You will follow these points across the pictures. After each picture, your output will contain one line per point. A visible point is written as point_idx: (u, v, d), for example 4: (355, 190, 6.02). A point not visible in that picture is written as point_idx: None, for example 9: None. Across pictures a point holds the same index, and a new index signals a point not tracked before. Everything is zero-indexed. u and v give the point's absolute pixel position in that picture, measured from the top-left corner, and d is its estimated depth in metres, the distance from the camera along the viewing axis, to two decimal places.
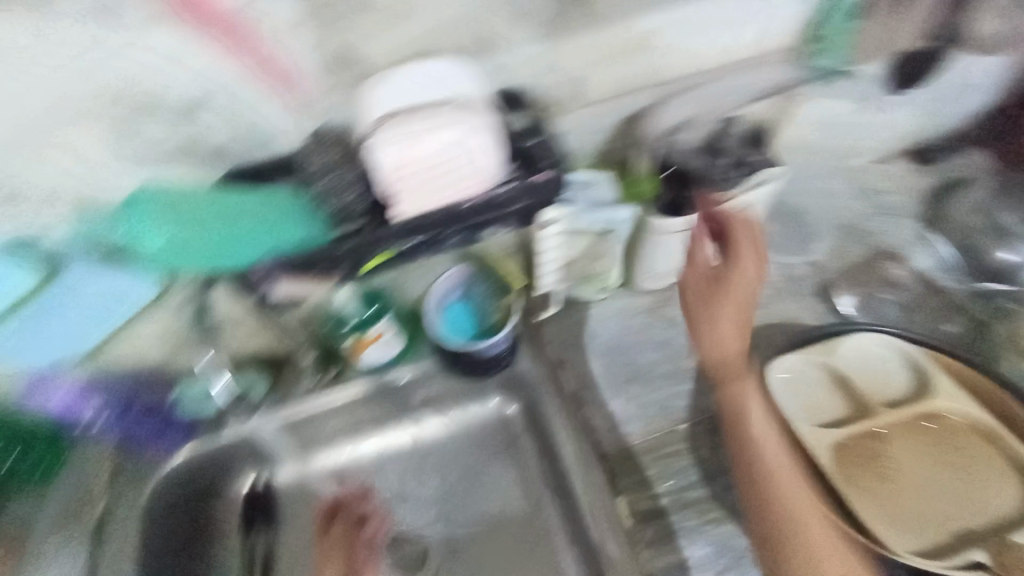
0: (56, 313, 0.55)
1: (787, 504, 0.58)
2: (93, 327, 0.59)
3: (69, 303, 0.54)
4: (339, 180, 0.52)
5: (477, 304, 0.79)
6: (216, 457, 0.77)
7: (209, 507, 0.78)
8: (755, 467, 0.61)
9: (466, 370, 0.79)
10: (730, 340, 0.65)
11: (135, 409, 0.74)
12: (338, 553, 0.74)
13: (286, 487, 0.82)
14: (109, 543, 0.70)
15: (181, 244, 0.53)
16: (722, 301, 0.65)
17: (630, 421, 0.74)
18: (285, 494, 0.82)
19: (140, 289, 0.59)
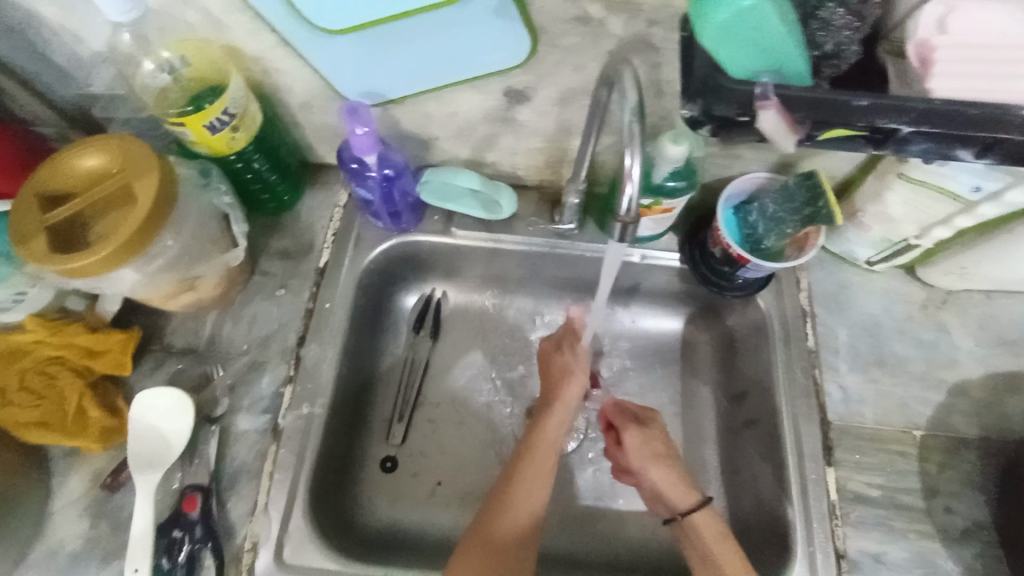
0: (426, 35, 0.53)
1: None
2: (436, 68, 0.57)
3: (442, 30, 0.53)
4: (840, 14, 0.39)
5: (754, 222, 0.70)
6: (427, 252, 0.78)
7: (390, 293, 0.81)
8: (701, 562, 0.60)
9: (710, 281, 0.75)
10: (673, 493, 0.65)
11: (396, 183, 0.69)
12: (575, 380, 0.73)
13: (457, 305, 0.85)
14: (329, 289, 0.71)
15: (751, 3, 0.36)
16: (666, 467, 0.66)
17: (862, 401, 0.69)
18: (454, 311, 0.85)
19: (505, 52, 0.55)
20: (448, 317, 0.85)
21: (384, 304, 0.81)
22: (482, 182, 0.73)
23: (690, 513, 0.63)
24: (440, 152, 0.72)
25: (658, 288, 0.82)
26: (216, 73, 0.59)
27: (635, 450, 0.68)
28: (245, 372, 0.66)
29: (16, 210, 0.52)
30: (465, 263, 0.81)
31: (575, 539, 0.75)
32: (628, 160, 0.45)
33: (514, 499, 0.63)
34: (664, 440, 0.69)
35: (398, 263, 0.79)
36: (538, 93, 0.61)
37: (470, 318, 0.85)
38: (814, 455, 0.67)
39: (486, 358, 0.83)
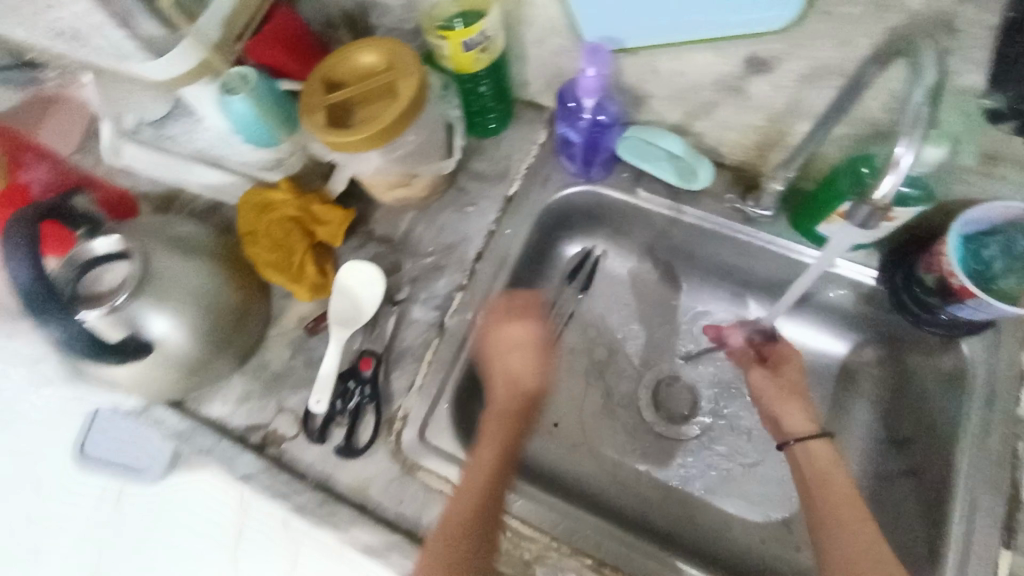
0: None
1: (844, 526, 0.57)
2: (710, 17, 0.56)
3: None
4: None
5: (987, 255, 0.62)
6: (603, 207, 0.80)
7: (557, 238, 0.84)
8: (818, 481, 0.61)
9: (908, 311, 0.67)
10: (796, 422, 0.67)
11: (602, 131, 0.71)
12: (534, 352, 0.67)
13: (613, 266, 0.86)
14: (511, 218, 0.76)
15: None
16: (797, 401, 0.68)
17: None
18: (609, 271, 0.87)
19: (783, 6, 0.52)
20: (603, 275, 0.87)
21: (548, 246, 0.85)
22: (685, 149, 0.73)
23: (808, 439, 0.65)
24: (650, 111, 0.73)
25: (838, 304, 0.76)
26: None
27: (763, 385, 0.71)
28: (427, 272, 0.75)
29: (311, 89, 0.62)
30: (638, 227, 0.81)
31: (675, 521, 0.74)
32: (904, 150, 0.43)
33: (519, 365, 0.66)
34: (794, 377, 0.70)
35: (576, 213, 0.81)
36: (784, 65, 0.58)
37: (621, 282, 0.86)
38: (986, 530, 0.58)
39: (631, 328, 0.85)
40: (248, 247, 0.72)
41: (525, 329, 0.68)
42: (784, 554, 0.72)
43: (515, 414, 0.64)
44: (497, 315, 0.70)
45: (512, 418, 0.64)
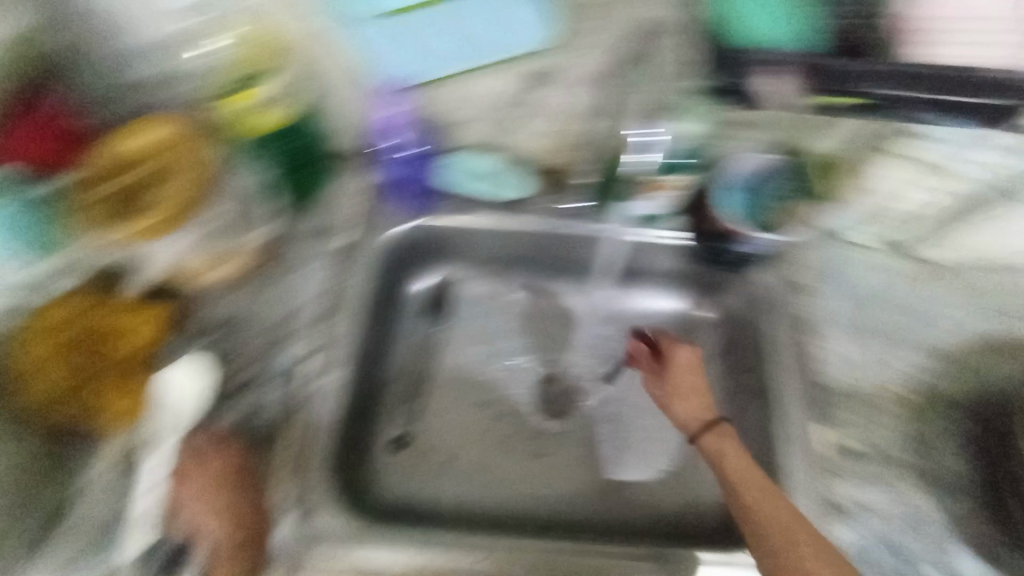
0: (468, 20, 0.62)
1: (754, 515, 0.54)
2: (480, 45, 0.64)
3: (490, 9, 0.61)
4: None
5: (761, 198, 0.73)
6: (434, 239, 0.82)
7: (403, 279, 0.85)
8: (727, 481, 0.58)
9: (710, 258, 0.80)
10: (692, 415, 0.68)
11: (424, 162, 0.75)
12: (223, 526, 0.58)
13: (465, 291, 0.90)
14: (348, 271, 0.76)
15: None
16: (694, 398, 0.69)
17: (857, 368, 0.73)
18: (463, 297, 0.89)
19: (527, 32, 0.63)
20: (458, 301, 0.89)
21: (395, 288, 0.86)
22: (501, 165, 0.77)
23: (705, 435, 0.64)
24: (457, 137, 0.76)
25: (662, 268, 0.86)
26: (263, 58, 0.62)
27: (659, 390, 0.73)
28: (274, 346, 0.70)
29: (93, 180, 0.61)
30: (476, 247, 0.85)
31: (585, 504, 0.78)
32: None
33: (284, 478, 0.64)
34: (693, 375, 0.71)
35: (413, 247, 0.82)
36: (558, 76, 0.66)
37: (479, 300, 0.89)
38: (812, 418, 0.70)
39: (502, 340, 0.88)
40: (26, 388, 0.57)
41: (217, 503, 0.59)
42: (682, 500, 0.78)
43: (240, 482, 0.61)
44: (194, 454, 0.61)
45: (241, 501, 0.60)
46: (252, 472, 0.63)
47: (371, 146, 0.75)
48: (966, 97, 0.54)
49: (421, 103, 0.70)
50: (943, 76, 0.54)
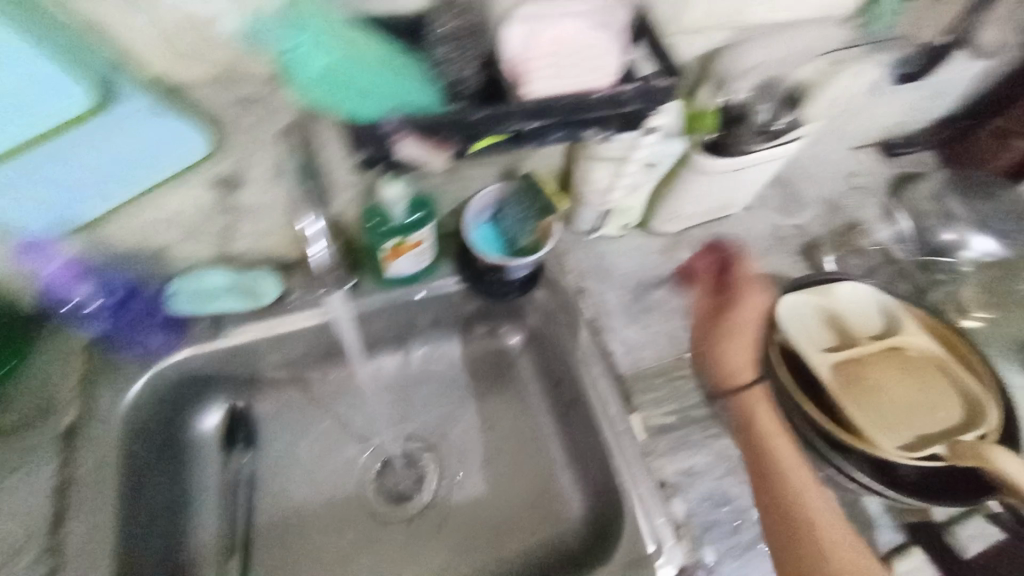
0: (94, 152, 0.47)
1: (763, 464, 0.69)
2: (132, 172, 0.50)
3: (116, 138, 0.46)
4: (455, 52, 0.46)
5: (508, 225, 0.77)
6: (198, 372, 0.75)
7: (183, 424, 0.78)
8: (758, 442, 0.70)
9: (487, 293, 0.81)
10: (738, 364, 0.76)
11: (136, 301, 0.67)
12: None
13: (267, 408, 0.84)
14: (81, 451, 0.64)
15: (336, 67, 0.44)
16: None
17: (642, 348, 0.79)
18: (266, 414, 0.84)
19: (183, 149, 0.51)
20: (263, 420, 0.83)
21: (180, 433, 0.78)
22: (233, 275, 0.72)
23: (745, 391, 0.74)
24: (178, 257, 0.68)
25: (456, 313, 0.86)
26: None
27: (698, 329, 0.82)
28: None
29: None
30: (257, 361, 0.79)
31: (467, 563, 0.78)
32: (306, 224, 0.57)
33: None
34: (758, 321, 0.79)
35: (179, 393, 0.75)
36: (248, 174, 0.58)
37: (285, 406, 0.85)
38: (620, 409, 0.74)
39: (321, 443, 0.83)
40: None
41: None
42: (547, 528, 0.80)
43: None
44: None
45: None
46: None
47: (59, 307, 0.66)
48: (581, 117, 0.49)
49: (89, 250, 0.60)
50: (555, 106, 0.48)
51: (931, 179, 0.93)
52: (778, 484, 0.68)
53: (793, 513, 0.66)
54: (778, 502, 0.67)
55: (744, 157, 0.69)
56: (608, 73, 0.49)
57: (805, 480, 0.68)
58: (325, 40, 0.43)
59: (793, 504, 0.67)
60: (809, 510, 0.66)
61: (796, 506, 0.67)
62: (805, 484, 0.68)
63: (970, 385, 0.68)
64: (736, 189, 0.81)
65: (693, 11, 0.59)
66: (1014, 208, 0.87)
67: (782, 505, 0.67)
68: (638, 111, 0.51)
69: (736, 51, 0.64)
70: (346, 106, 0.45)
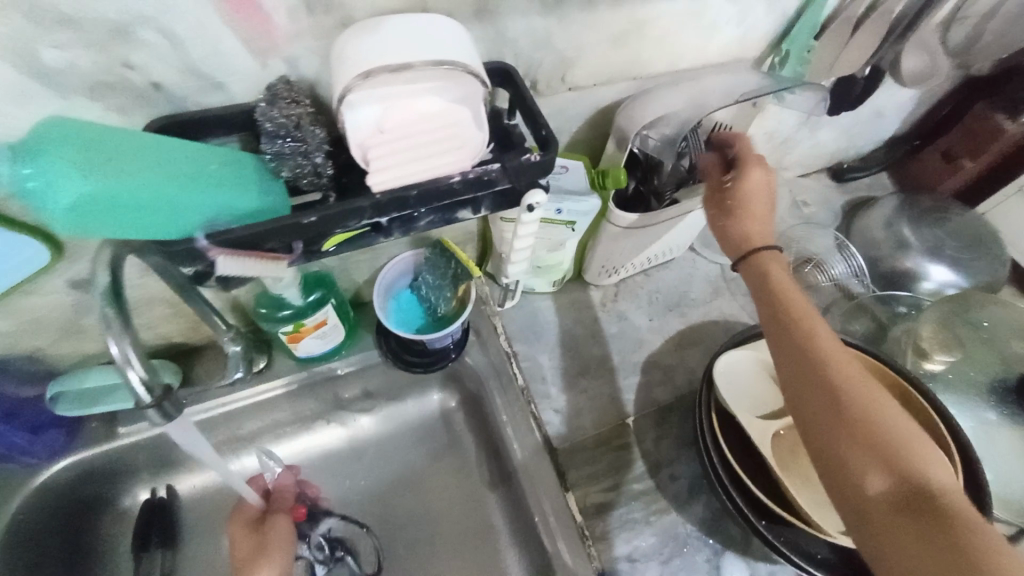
0: None
1: (785, 313, 0.49)
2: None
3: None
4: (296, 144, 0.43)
5: (427, 293, 0.73)
6: (99, 466, 0.69)
7: (99, 519, 0.71)
8: (770, 288, 0.50)
9: (417, 363, 0.75)
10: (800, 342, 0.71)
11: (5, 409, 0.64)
12: None
13: (190, 496, 0.75)
14: None
15: (108, 195, 0.37)
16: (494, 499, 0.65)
17: (578, 414, 0.74)
18: (189, 505, 0.75)
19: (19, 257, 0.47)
20: (186, 509, 0.74)
21: (93, 534, 0.70)
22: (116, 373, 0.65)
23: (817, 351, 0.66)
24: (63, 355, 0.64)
25: (384, 385, 0.81)
26: None
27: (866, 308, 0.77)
28: None
29: None
30: (168, 448, 0.72)
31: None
32: (116, 349, 0.48)
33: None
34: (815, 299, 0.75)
35: (84, 492, 0.70)
36: None
37: (212, 499, 0.75)
38: (553, 486, 0.68)
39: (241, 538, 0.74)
40: None
41: None
42: None
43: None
44: None
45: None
46: None
47: None
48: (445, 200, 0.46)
49: None
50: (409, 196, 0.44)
51: (883, 205, 0.87)
52: (788, 340, 0.47)
53: (826, 376, 0.44)
54: (812, 362, 0.46)
55: (662, 212, 0.65)
56: (475, 151, 0.45)
57: (848, 359, 0.46)
58: (75, 168, 0.36)
59: (805, 338, 0.47)
60: (837, 381, 0.44)
61: (815, 364, 0.46)
62: (834, 352, 0.46)
63: (926, 444, 0.61)
64: (667, 237, 0.77)
65: (581, 68, 0.55)
66: (965, 233, 0.82)
67: (812, 369, 0.45)
68: (512, 187, 0.48)
69: (635, 104, 0.60)
70: (117, 229, 0.39)
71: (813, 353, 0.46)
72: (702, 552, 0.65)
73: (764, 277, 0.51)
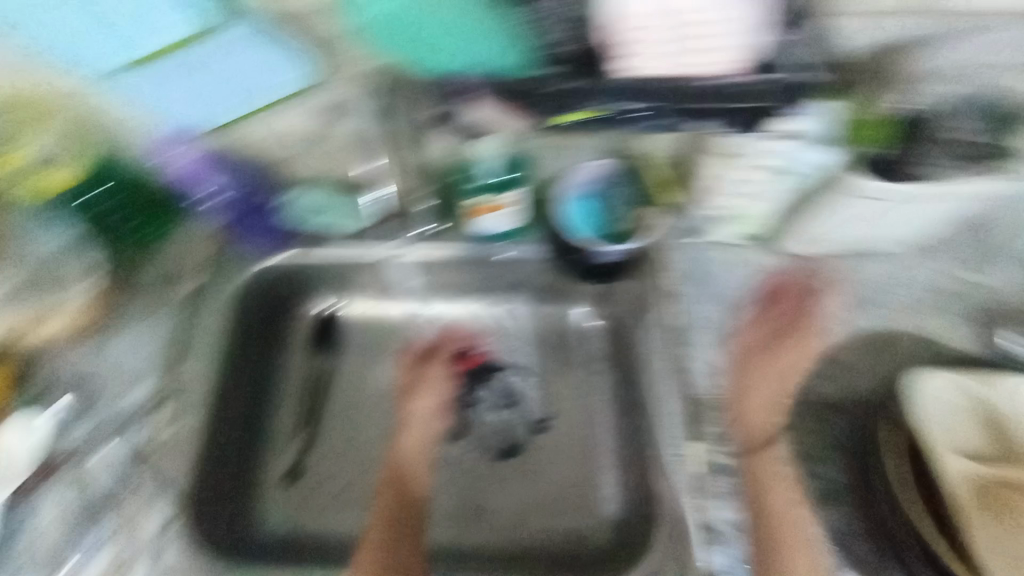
0: (237, 54, 0.57)
1: (877, 476, 0.62)
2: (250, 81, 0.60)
3: (234, 53, 0.57)
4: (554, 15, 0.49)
5: (607, 206, 0.71)
6: (300, 272, 0.80)
7: (283, 312, 0.82)
8: (875, 464, 0.62)
9: (578, 270, 0.76)
10: None
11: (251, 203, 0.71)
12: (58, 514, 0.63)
13: (353, 320, 0.85)
14: (201, 313, 0.73)
15: (401, 24, 0.56)
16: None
17: (725, 374, 0.71)
18: (352, 326, 0.85)
19: (287, 74, 0.60)
20: (347, 328, 0.85)
21: (276, 325, 0.82)
22: (331, 196, 0.73)
23: None
24: (302, 169, 0.74)
25: (539, 283, 0.84)
26: (48, 108, 0.60)
27: None
28: (124, 390, 0.69)
29: None
30: (353, 275, 0.82)
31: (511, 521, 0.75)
32: None
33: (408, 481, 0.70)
34: None
35: (278, 288, 0.80)
36: None
37: (370, 328, 0.85)
38: (678, 429, 0.68)
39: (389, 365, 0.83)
40: None
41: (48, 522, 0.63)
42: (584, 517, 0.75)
43: (396, 525, 0.67)
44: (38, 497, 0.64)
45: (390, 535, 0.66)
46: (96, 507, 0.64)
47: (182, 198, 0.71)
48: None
49: (218, 148, 0.67)
50: None
51: None
52: (883, 507, 0.60)
53: (912, 527, 0.58)
54: (906, 505, 0.59)
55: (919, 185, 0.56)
56: (730, 59, 0.50)
57: (950, 495, 0.57)
58: None
59: (911, 480, 0.60)
60: (915, 510, 0.58)
61: (912, 506, 0.59)
62: (922, 496, 0.59)
63: None
64: (898, 225, 0.66)
65: None
66: None
67: (902, 514, 0.59)
68: (763, 105, 0.52)
69: None
70: (412, 52, 0.58)
71: (906, 484, 0.59)
72: (818, 559, 0.61)
73: (887, 441, 0.62)
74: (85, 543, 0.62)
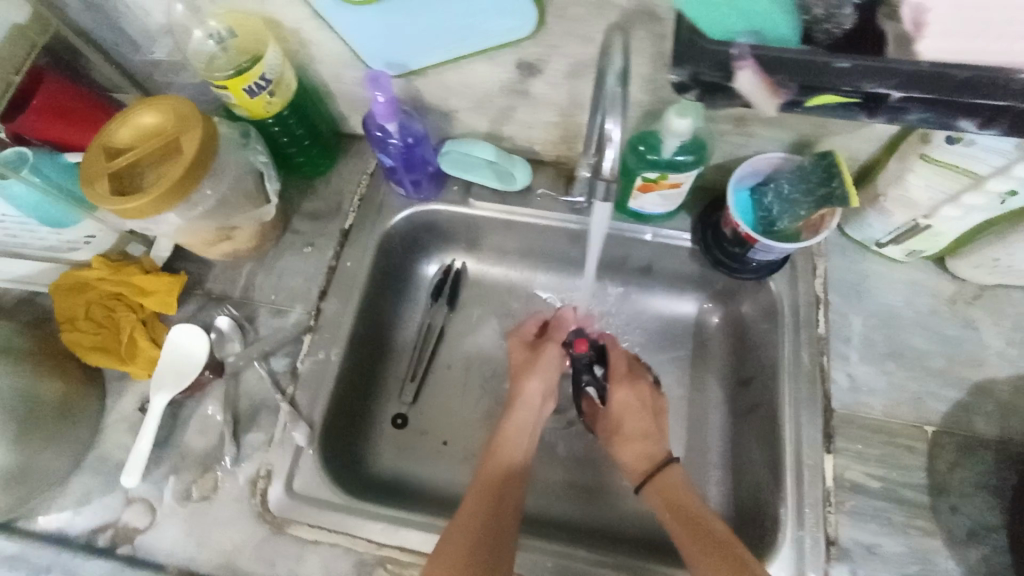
0: (445, 9, 0.54)
1: None
2: (455, 38, 0.58)
3: (447, 7, 0.54)
4: None
5: (776, 200, 0.68)
6: (440, 223, 0.82)
7: (415, 259, 0.86)
8: None
9: (722, 262, 0.75)
10: None
11: (416, 150, 0.71)
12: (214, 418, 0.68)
13: (474, 277, 0.89)
14: (348, 251, 0.76)
15: None
16: (635, 442, 0.72)
17: (872, 392, 0.67)
18: (473, 283, 0.89)
19: (483, 31, 0.57)
20: (467, 285, 0.88)
21: (407, 272, 0.85)
22: (498, 154, 0.75)
23: None
24: (462, 121, 0.74)
25: (670, 268, 0.82)
26: (255, 40, 0.61)
27: None
28: (271, 316, 0.73)
29: (100, 152, 0.59)
30: (486, 233, 0.83)
31: (577, 507, 0.77)
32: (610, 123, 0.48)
33: (500, 456, 0.68)
34: None
35: (416, 236, 0.83)
36: (547, 67, 0.60)
37: (491, 286, 0.88)
38: (814, 441, 0.66)
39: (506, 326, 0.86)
40: (69, 334, 0.69)
41: (204, 425, 0.68)
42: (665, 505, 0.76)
43: (496, 508, 0.63)
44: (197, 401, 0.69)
45: (493, 520, 0.62)
46: (242, 421, 0.68)
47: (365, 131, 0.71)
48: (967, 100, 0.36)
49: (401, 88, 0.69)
50: (960, 76, 0.36)
51: None
52: None
53: None
54: None
55: None
56: None
57: None
58: None
59: None
60: None
61: None
62: None
63: None
64: None
65: None
66: None
67: None
68: None
69: None
70: None
71: None
72: None
73: None
74: (231, 451, 0.67)
